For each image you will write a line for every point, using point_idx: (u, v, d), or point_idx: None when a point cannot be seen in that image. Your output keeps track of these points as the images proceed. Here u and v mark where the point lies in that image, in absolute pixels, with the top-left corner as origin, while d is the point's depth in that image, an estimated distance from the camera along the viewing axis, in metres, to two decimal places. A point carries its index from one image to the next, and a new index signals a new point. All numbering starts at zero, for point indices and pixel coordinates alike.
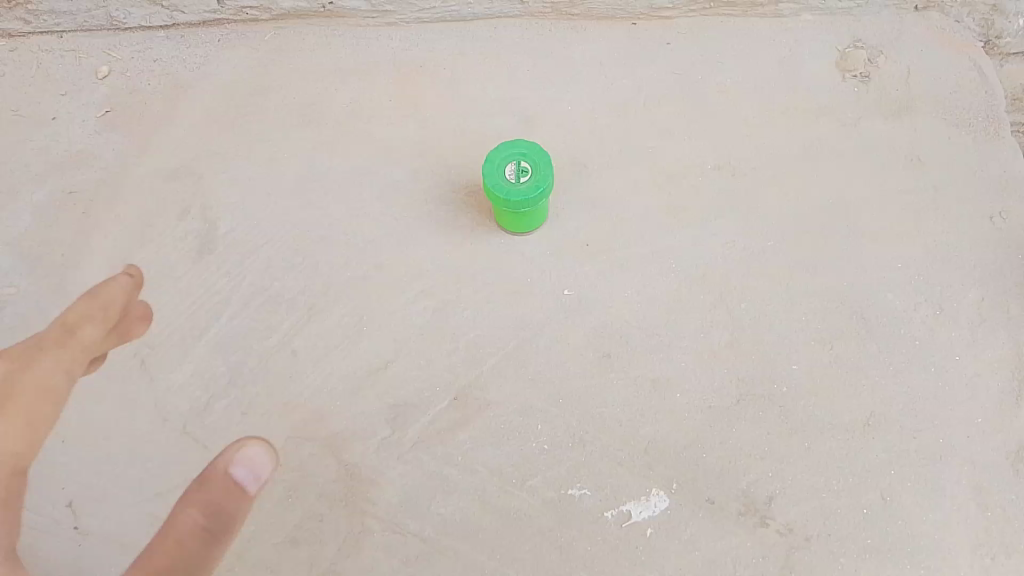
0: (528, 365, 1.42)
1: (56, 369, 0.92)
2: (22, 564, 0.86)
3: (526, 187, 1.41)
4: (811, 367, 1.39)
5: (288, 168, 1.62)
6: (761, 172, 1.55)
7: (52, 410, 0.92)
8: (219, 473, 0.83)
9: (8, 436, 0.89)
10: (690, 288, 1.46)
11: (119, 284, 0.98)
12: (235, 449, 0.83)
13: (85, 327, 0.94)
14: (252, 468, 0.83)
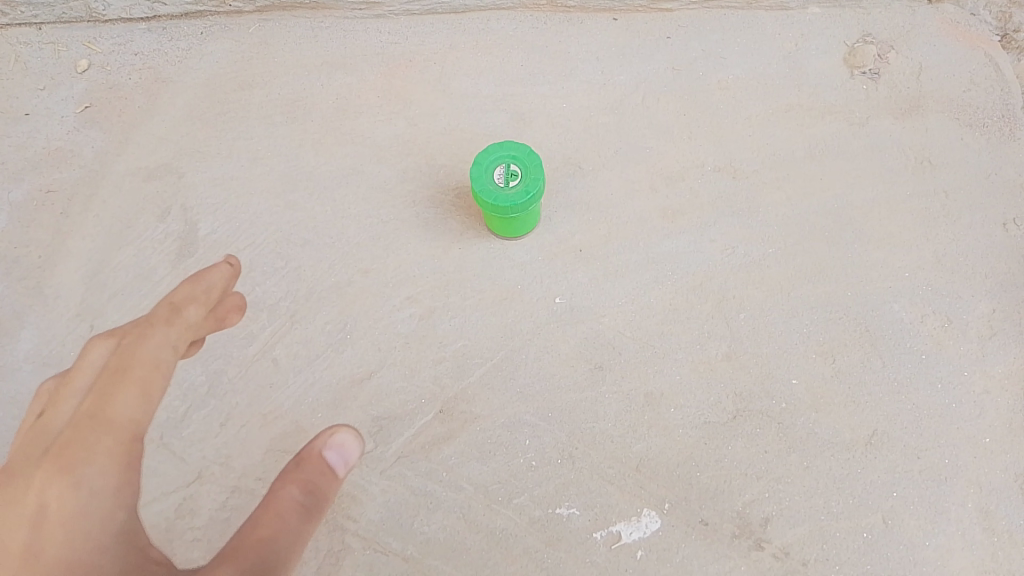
0: (517, 377, 1.37)
1: (168, 338, 0.95)
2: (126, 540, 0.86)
3: (515, 192, 1.33)
4: (811, 382, 1.33)
5: (271, 167, 1.57)
6: (764, 174, 1.48)
7: (161, 378, 0.93)
8: (315, 455, 0.92)
9: (126, 406, 0.89)
10: (686, 296, 1.40)
11: (220, 272, 1.01)
12: (329, 435, 0.93)
13: (188, 308, 0.97)
14: (344, 450, 0.93)
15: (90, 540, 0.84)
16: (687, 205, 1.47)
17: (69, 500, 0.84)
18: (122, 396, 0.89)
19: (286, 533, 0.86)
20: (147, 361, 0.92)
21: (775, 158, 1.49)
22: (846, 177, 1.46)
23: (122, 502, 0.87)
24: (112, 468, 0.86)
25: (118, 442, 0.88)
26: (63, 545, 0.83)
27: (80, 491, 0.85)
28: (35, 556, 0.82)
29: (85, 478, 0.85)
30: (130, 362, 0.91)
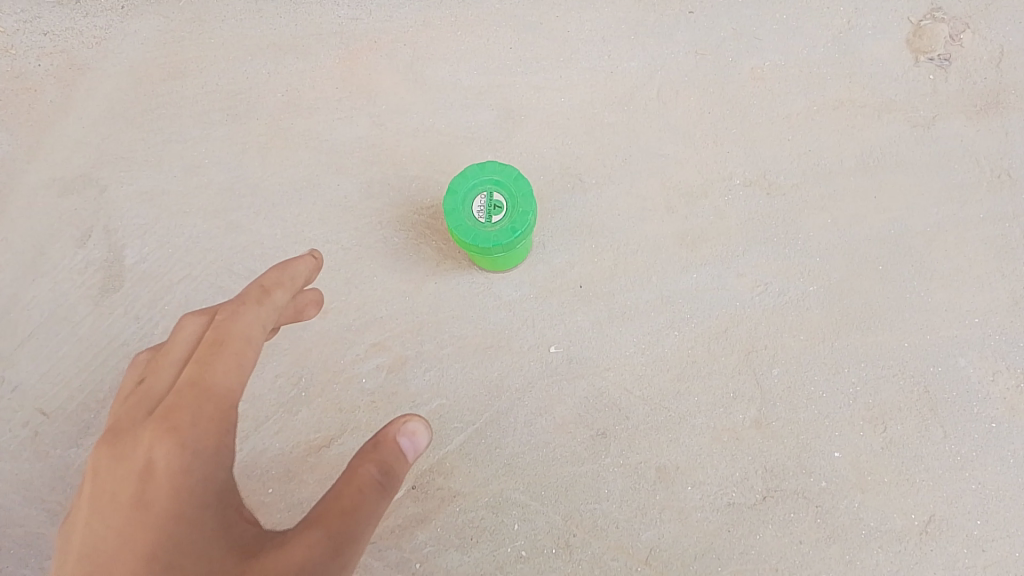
0: (505, 445, 1.15)
1: (264, 314, 0.81)
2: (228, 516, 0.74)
3: (499, 230, 1.08)
4: (857, 456, 1.11)
5: (210, 179, 1.30)
6: (805, 189, 1.22)
7: (257, 351, 0.80)
8: (390, 440, 0.78)
9: (218, 376, 0.77)
10: (708, 346, 1.16)
11: (305, 264, 0.86)
12: (404, 420, 0.79)
13: (277, 292, 0.83)
14: (418, 440, 0.79)
15: (195, 504, 0.73)
16: (710, 230, 1.21)
17: (173, 459, 0.73)
18: (217, 363, 0.78)
19: (368, 516, 0.74)
20: (243, 332, 0.79)
21: (818, 169, 1.22)
22: (906, 195, 1.20)
23: (225, 467, 0.75)
24: (218, 431, 0.75)
25: (218, 406, 0.76)
26: (172, 505, 0.72)
27: (184, 452, 0.73)
28: (143, 512, 0.72)
29: (188, 438, 0.74)
30: (224, 333, 0.79)
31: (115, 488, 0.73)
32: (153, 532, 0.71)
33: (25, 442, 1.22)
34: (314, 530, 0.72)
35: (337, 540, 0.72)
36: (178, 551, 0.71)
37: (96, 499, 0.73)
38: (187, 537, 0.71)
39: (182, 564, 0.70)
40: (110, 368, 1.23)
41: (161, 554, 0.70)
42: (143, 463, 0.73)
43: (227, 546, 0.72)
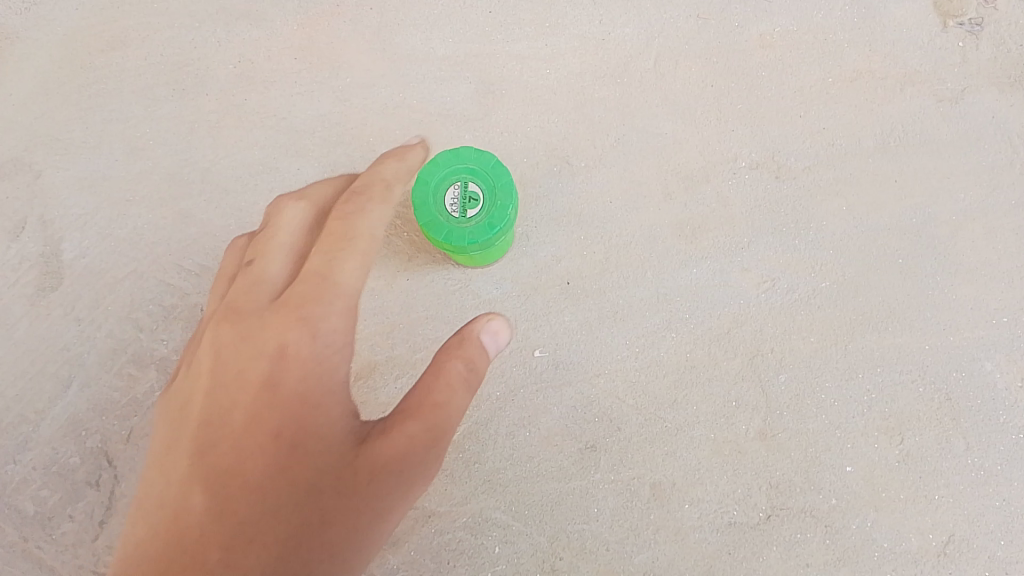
0: (484, 461, 1.04)
1: (382, 219, 0.92)
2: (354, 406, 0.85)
3: (475, 226, 0.96)
4: (871, 471, 1.01)
5: (156, 162, 1.17)
6: (817, 172, 1.10)
7: (373, 253, 0.90)
8: (473, 338, 0.84)
9: (345, 274, 0.87)
10: (709, 349, 1.05)
11: (410, 160, 0.98)
12: (485, 320, 0.86)
13: (396, 189, 0.95)
14: (496, 340, 0.86)
15: (327, 388, 0.83)
16: (712, 219, 1.09)
17: (309, 349, 0.84)
18: (348, 264, 0.88)
19: (456, 411, 0.81)
20: (366, 247, 0.90)
21: (832, 149, 1.10)
22: (930, 178, 1.09)
23: (349, 355, 0.85)
24: (346, 322, 0.86)
25: (345, 300, 0.87)
26: (304, 384, 0.83)
27: (317, 344, 0.84)
28: (272, 400, 0.82)
29: (323, 328, 0.85)
30: (353, 235, 0.90)
31: (236, 364, 0.85)
32: (280, 414, 0.81)
33: None
34: (414, 421, 0.80)
35: (433, 429, 0.80)
36: (303, 445, 0.79)
37: (223, 367, 0.86)
38: (315, 418, 0.81)
39: (303, 443, 0.80)
40: (49, 376, 1.12)
41: (286, 435, 0.80)
42: (278, 350, 0.84)
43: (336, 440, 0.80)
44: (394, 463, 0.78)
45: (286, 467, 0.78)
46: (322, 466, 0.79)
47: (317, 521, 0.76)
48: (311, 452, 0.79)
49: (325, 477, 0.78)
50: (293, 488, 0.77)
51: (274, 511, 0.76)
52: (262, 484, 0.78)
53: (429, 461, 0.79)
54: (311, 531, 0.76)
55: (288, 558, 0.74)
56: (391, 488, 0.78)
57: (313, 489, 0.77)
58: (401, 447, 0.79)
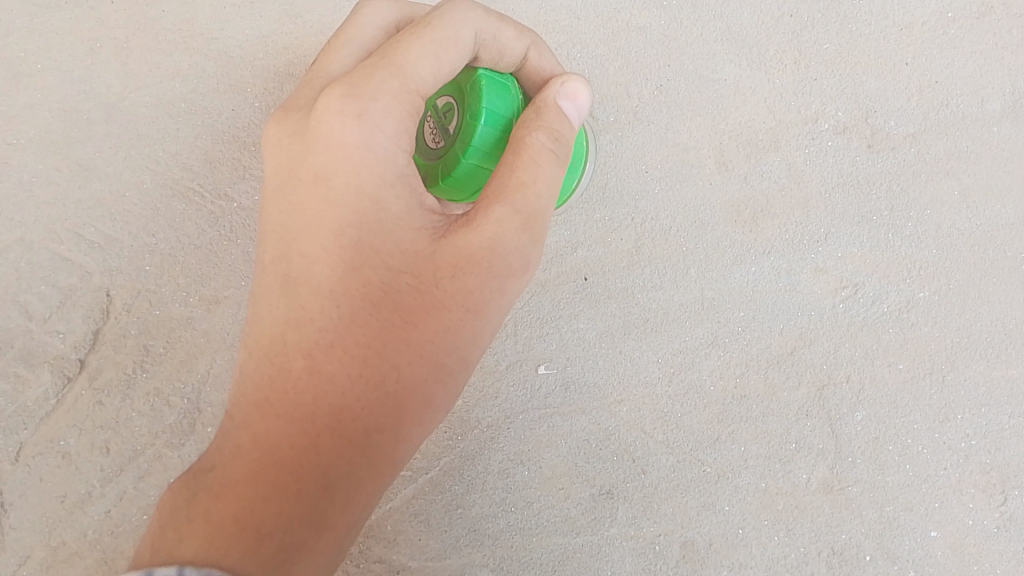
0: (468, 506, 0.82)
1: (492, 28, 0.64)
2: (330, 281, 0.61)
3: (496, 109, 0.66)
4: (964, 539, 0.79)
5: (45, 91, 0.89)
6: (923, 140, 0.82)
7: (486, 29, 0.64)
8: (550, 106, 0.64)
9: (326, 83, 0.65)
10: (766, 373, 0.81)
11: None
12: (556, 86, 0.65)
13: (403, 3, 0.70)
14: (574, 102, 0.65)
15: (311, 248, 0.61)
16: (779, 200, 0.83)
17: (348, 137, 0.59)
18: (412, 46, 0.61)
19: (541, 193, 0.61)
20: (448, 19, 0.62)
21: (947, 111, 0.83)
22: None
23: (322, 200, 0.61)
24: (402, 124, 0.60)
25: (412, 99, 0.60)
26: (284, 246, 0.62)
27: (360, 144, 0.59)
28: (302, 226, 0.62)
29: (366, 131, 0.59)
30: (431, 18, 0.62)
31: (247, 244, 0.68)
32: (334, 210, 0.60)
33: None
34: (499, 204, 0.60)
35: (506, 236, 0.60)
36: (373, 256, 0.60)
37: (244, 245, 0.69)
38: (351, 216, 0.60)
39: (292, 332, 0.61)
40: None
41: (275, 313, 0.62)
42: (323, 137, 0.60)
43: (331, 308, 0.61)
44: (474, 270, 0.60)
45: (302, 312, 0.61)
46: (396, 279, 0.60)
47: (350, 391, 0.60)
48: (373, 251, 0.60)
49: (360, 332, 0.60)
50: (315, 352, 0.61)
51: (305, 383, 0.60)
52: (280, 332, 0.62)
53: (495, 278, 0.61)
54: (361, 394, 0.60)
55: (332, 441, 0.60)
56: (441, 329, 0.61)
57: (348, 324, 0.60)
58: (479, 255, 0.60)
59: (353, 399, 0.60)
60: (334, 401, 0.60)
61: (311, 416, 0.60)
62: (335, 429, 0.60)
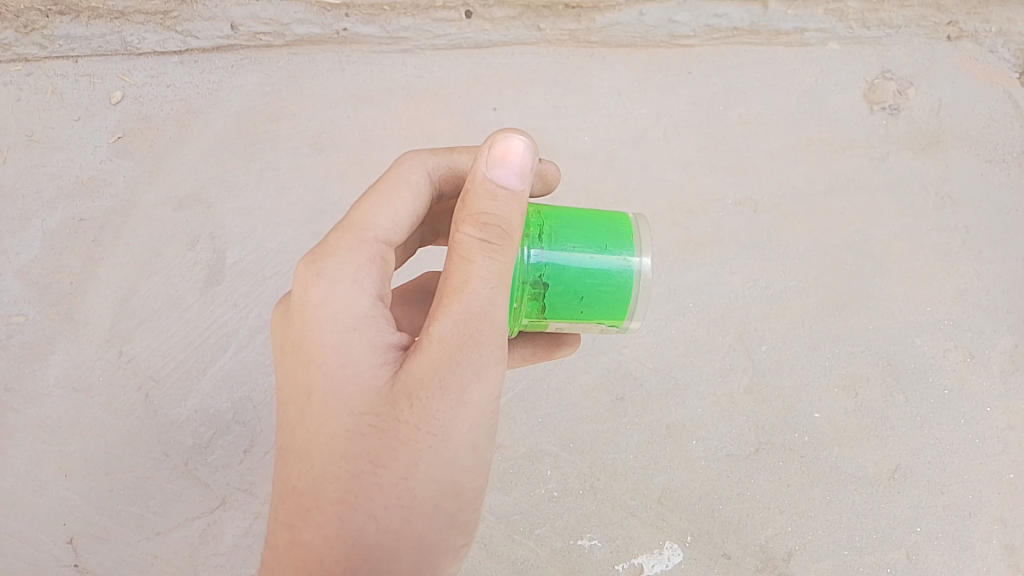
0: (540, 406, 1.35)
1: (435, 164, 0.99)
2: (328, 403, 0.83)
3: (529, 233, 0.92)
4: (835, 418, 1.34)
5: (297, 198, 1.60)
6: (785, 208, 1.48)
7: (433, 167, 0.98)
8: (483, 191, 0.84)
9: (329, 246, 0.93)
10: (708, 330, 1.39)
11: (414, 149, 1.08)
12: (488, 151, 0.85)
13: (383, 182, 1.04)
14: (510, 162, 0.85)
15: (312, 381, 0.84)
16: (708, 238, 1.46)
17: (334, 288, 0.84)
18: (384, 205, 0.92)
19: (476, 297, 0.82)
20: (406, 174, 0.95)
21: (797, 192, 1.49)
22: (869, 211, 1.47)
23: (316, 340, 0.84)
24: (375, 266, 0.87)
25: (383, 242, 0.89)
26: (294, 387, 0.86)
27: (350, 283, 0.84)
28: (306, 370, 0.84)
29: (353, 278, 0.84)
30: (394, 176, 0.95)
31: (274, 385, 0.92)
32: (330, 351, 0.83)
33: (137, 404, 1.44)
34: (445, 316, 0.82)
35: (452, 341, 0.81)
36: (348, 395, 0.83)
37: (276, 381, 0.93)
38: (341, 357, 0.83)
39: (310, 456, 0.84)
40: (210, 343, 1.48)
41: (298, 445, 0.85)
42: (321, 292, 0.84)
43: (338, 426, 0.83)
44: (438, 367, 0.81)
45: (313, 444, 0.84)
46: (370, 408, 0.82)
47: (347, 511, 0.83)
48: (351, 389, 0.83)
49: (360, 439, 0.83)
50: (327, 469, 0.83)
51: (325, 492, 0.83)
52: (292, 467, 0.87)
53: (447, 395, 0.81)
54: (368, 491, 0.83)
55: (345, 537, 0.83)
56: (415, 441, 0.82)
57: (350, 438, 0.83)
58: (437, 358, 0.81)
59: (351, 519, 0.83)
60: (337, 527, 0.83)
61: (316, 546, 0.84)
62: (338, 552, 0.83)
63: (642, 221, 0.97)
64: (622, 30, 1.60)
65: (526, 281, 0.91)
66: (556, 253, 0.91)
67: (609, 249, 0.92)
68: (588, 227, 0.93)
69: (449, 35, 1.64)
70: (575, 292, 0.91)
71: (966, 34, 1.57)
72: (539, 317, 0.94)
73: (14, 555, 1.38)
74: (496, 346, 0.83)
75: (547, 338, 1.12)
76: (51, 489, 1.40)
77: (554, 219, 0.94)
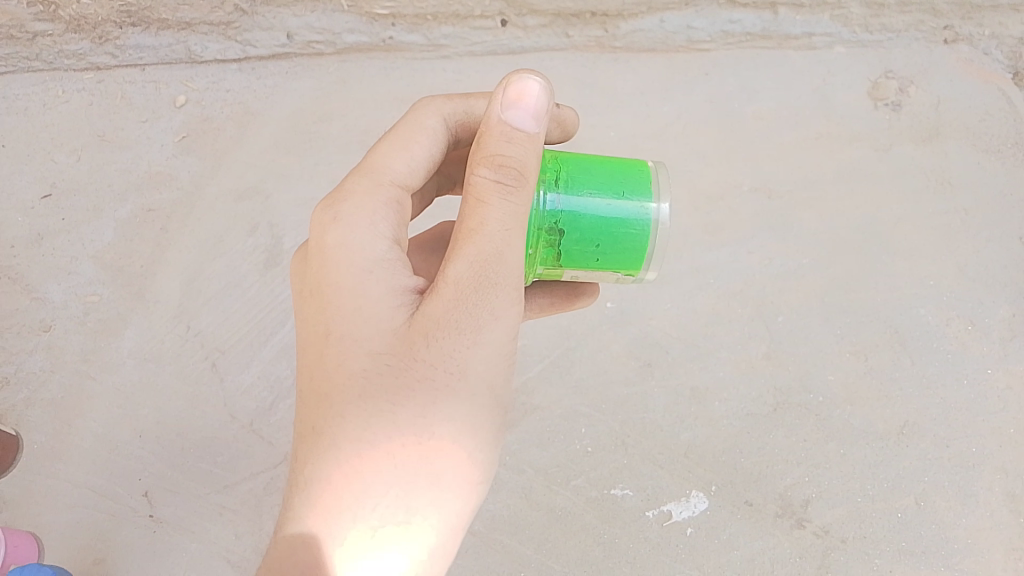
0: (573, 371, 1.47)
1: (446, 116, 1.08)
2: (348, 335, 0.91)
3: (549, 180, 1.01)
4: (846, 380, 1.46)
5: None
6: (798, 194, 1.61)
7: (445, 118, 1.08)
8: (498, 134, 0.92)
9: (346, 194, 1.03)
10: (728, 302, 1.51)
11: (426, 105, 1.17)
12: (504, 92, 0.94)
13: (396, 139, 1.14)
14: (524, 104, 0.93)
15: (331, 314, 0.92)
16: (727, 222, 1.58)
17: (349, 232, 0.94)
18: (394, 158, 1.02)
19: (491, 233, 0.90)
20: (416, 126, 1.06)
21: (808, 179, 1.62)
22: (875, 196, 1.60)
23: (337, 275, 0.93)
24: (388, 211, 0.97)
25: (393, 190, 0.99)
26: (314, 320, 0.94)
27: (363, 226, 0.94)
28: (326, 304, 0.93)
29: (365, 223, 0.94)
30: (405, 132, 1.05)
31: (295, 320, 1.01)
32: (350, 287, 0.92)
33: (204, 370, 1.61)
34: (462, 253, 0.90)
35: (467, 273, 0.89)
36: (369, 325, 0.91)
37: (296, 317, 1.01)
38: (360, 292, 0.91)
39: (331, 386, 0.92)
40: (270, 317, 1.63)
41: (318, 375, 0.93)
42: (338, 236, 0.94)
43: (359, 356, 0.91)
44: (454, 299, 0.89)
45: (331, 374, 0.92)
46: (391, 341, 0.90)
47: (370, 442, 0.91)
48: (373, 321, 0.91)
49: (379, 369, 0.90)
50: (347, 397, 0.91)
51: (346, 420, 0.91)
52: (313, 402, 0.94)
53: (466, 329, 0.89)
54: (386, 417, 0.90)
55: (367, 460, 0.91)
56: (434, 376, 0.89)
57: (368, 367, 0.90)
58: (454, 291, 0.89)
59: (375, 448, 0.91)
60: (362, 455, 0.91)
61: (341, 471, 0.92)
62: (363, 477, 0.91)
63: (656, 170, 1.05)
64: (644, 36, 1.74)
65: (542, 227, 1.00)
66: (573, 201, 1.00)
67: (623, 198, 1.01)
68: (604, 178, 1.02)
69: (485, 43, 1.79)
70: (590, 240, 1.01)
71: (962, 38, 1.71)
72: (555, 263, 1.04)
73: (94, 507, 1.55)
74: (511, 286, 0.91)
75: (565, 290, 1.22)
76: (127, 448, 1.57)
77: (572, 167, 1.03)
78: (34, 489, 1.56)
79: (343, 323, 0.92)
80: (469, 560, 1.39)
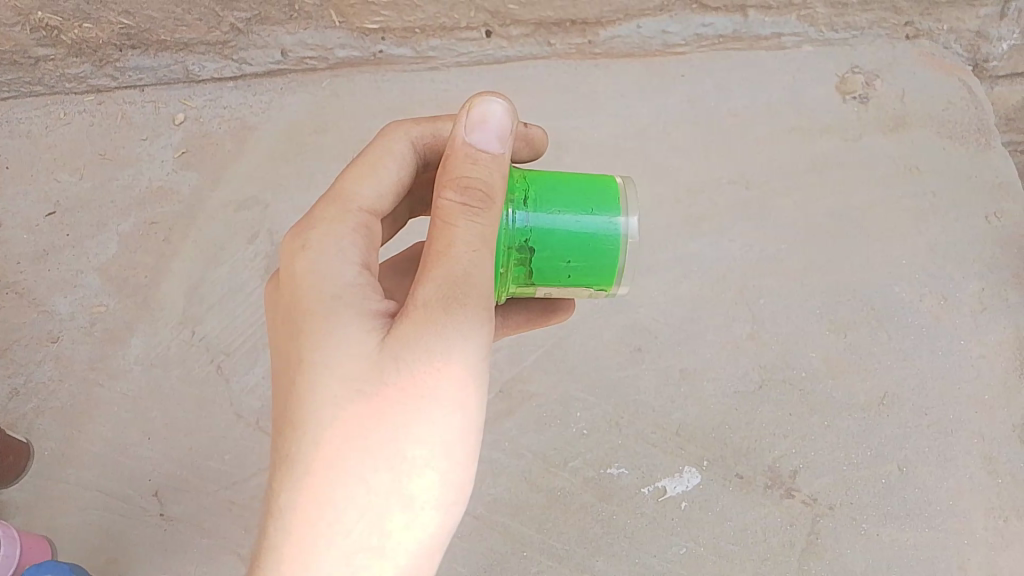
0: (567, 356, 1.53)
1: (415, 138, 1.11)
2: (319, 358, 0.94)
3: (518, 199, 1.02)
4: (828, 355, 1.53)
5: None
6: (774, 184, 1.68)
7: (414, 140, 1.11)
8: (464, 156, 0.95)
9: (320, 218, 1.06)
10: (712, 288, 1.58)
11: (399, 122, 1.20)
12: (467, 116, 0.97)
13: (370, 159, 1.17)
14: (488, 126, 0.96)
15: (303, 338, 0.96)
16: (708, 213, 1.66)
17: (320, 259, 0.97)
18: (364, 183, 1.05)
19: (458, 255, 0.91)
20: (385, 150, 1.09)
21: (784, 171, 1.70)
22: (848, 183, 1.68)
23: (308, 301, 0.96)
24: (357, 237, 1.00)
25: (363, 216, 1.02)
26: (289, 343, 0.98)
27: (333, 254, 0.98)
28: (299, 329, 0.96)
29: (335, 251, 0.98)
30: (375, 155, 1.08)
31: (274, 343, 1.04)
32: (320, 312, 0.95)
33: (210, 373, 1.66)
34: (430, 275, 0.92)
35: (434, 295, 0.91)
36: (341, 347, 0.94)
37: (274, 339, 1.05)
38: (331, 316, 0.94)
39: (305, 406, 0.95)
40: None
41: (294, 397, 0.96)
42: (309, 263, 0.97)
43: (331, 379, 0.94)
44: (422, 320, 0.91)
45: (304, 396, 0.95)
46: (362, 365, 0.93)
47: (342, 465, 0.94)
48: (344, 346, 0.94)
49: (351, 391, 0.93)
50: (322, 418, 0.94)
51: (320, 441, 0.94)
52: (285, 426, 0.97)
53: (434, 349, 0.91)
54: (360, 436, 0.93)
55: (341, 478, 0.94)
56: (405, 398, 0.93)
57: (340, 390, 0.93)
58: (421, 313, 0.91)
59: (347, 471, 0.94)
60: (334, 479, 0.94)
61: (315, 491, 0.95)
62: (335, 500, 0.94)
63: (625, 185, 1.06)
64: (621, 42, 1.82)
65: (513, 245, 1.01)
66: (542, 218, 1.01)
67: (593, 213, 1.02)
68: (573, 194, 1.03)
69: (472, 53, 1.86)
70: (561, 255, 1.01)
71: (923, 33, 1.80)
72: (527, 281, 1.04)
73: (104, 508, 1.60)
74: (479, 306, 0.93)
75: (541, 306, 1.27)
76: (136, 451, 1.62)
77: (542, 185, 1.04)
78: (49, 494, 1.61)
79: (315, 347, 0.95)
80: (472, 542, 1.45)
